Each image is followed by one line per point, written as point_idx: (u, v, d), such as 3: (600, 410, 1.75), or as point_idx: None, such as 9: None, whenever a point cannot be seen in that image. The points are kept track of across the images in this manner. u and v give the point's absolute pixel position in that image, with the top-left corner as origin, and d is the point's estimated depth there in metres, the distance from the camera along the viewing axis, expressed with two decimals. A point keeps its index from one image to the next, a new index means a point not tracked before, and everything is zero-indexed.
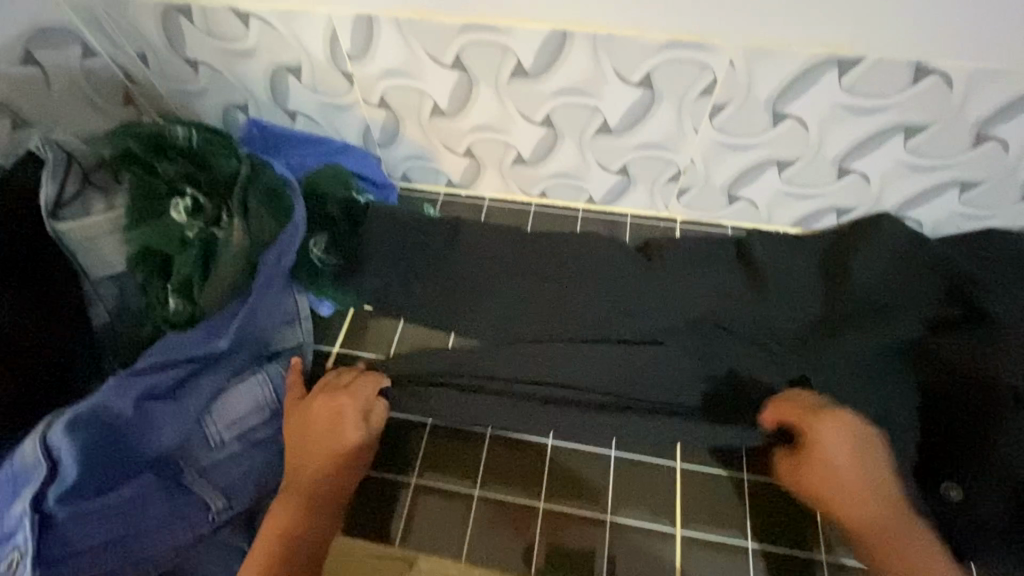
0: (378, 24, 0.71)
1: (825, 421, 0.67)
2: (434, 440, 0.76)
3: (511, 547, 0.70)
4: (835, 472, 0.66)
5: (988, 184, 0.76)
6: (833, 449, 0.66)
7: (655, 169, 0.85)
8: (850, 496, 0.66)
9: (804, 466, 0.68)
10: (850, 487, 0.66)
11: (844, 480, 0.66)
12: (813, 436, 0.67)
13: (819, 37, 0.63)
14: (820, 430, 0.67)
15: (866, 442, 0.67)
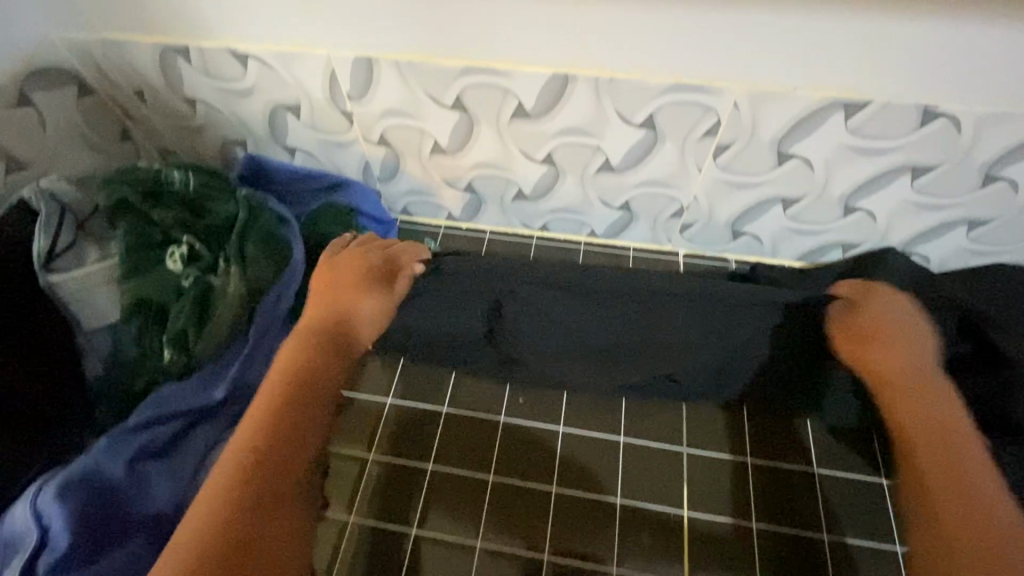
0: (378, 66, 0.70)
1: (880, 294, 0.69)
2: (434, 487, 0.74)
3: None
4: (895, 329, 0.65)
5: (997, 222, 0.75)
6: (892, 320, 0.65)
7: (658, 205, 0.84)
8: (921, 372, 0.60)
9: (862, 341, 0.66)
10: (919, 371, 0.60)
11: (903, 356, 0.62)
12: (880, 309, 0.67)
13: (824, 81, 0.62)
14: (874, 307, 0.67)
15: (918, 326, 0.66)
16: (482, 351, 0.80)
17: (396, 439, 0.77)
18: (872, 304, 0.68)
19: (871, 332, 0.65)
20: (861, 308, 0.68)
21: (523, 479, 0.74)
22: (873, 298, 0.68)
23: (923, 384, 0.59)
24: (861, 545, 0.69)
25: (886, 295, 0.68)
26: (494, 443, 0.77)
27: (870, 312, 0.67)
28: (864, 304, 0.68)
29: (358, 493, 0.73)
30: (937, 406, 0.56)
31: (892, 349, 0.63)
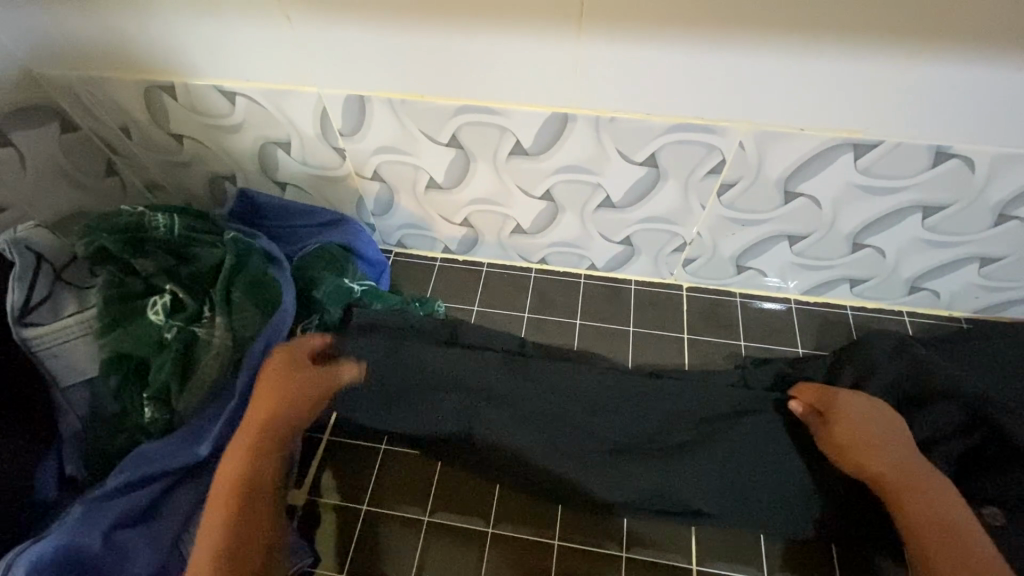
0: (370, 104, 0.68)
1: (847, 394, 0.65)
2: (430, 542, 0.70)
3: None
4: (883, 437, 0.61)
5: (1010, 259, 0.72)
6: (875, 427, 0.62)
7: (660, 240, 0.81)
8: (918, 486, 0.57)
9: (855, 454, 0.61)
10: (920, 485, 0.57)
11: (899, 465, 0.59)
12: (857, 417, 0.63)
13: (831, 123, 0.60)
14: (854, 410, 0.63)
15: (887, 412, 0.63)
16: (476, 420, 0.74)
17: (392, 488, 0.74)
18: (847, 408, 0.63)
19: (862, 445, 0.61)
20: (838, 418, 0.63)
21: (524, 531, 0.71)
22: (844, 398, 0.65)
23: (930, 503, 0.56)
24: None
25: (857, 395, 0.65)
26: (494, 492, 0.73)
27: (850, 421, 0.62)
28: (838, 410, 0.64)
29: (352, 546, 0.70)
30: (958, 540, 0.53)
31: (889, 465, 0.59)
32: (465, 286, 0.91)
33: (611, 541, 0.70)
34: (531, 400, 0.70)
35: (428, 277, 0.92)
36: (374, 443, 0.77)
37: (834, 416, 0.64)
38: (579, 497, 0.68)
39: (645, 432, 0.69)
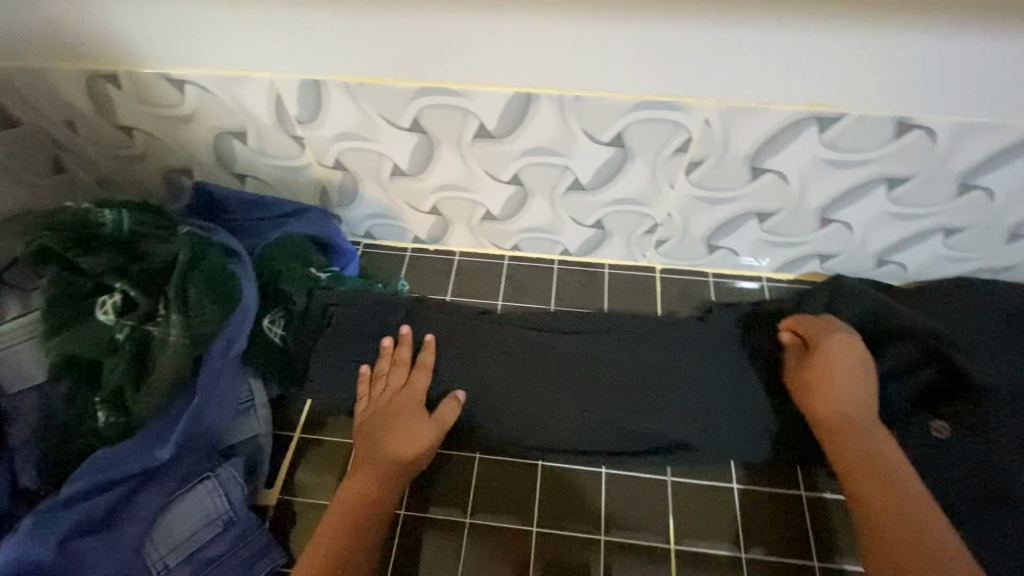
0: (327, 89, 0.66)
1: (829, 330, 0.68)
2: (407, 534, 0.70)
3: None
4: (845, 375, 0.65)
5: (973, 229, 0.73)
6: (849, 373, 0.65)
7: (631, 222, 0.81)
8: (870, 438, 0.62)
9: (822, 395, 0.65)
10: (860, 430, 0.62)
11: (850, 410, 0.64)
12: (839, 361, 0.66)
13: (795, 96, 0.60)
14: (836, 354, 0.66)
15: (869, 361, 0.66)
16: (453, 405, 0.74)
17: None
18: (830, 350, 0.66)
19: (821, 382, 0.65)
20: (818, 359, 0.67)
21: (503, 521, 0.70)
22: (825, 335, 0.68)
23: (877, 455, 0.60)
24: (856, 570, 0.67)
25: (846, 334, 0.67)
26: (472, 481, 0.73)
27: (820, 361, 0.66)
28: (820, 347, 0.67)
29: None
30: (891, 477, 0.58)
31: (852, 417, 0.63)
32: (437, 277, 0.90)
33: (589, 524, 0.70)
34: (506, 368, 0.75)
35: (399, 267, 0.90)
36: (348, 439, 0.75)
37: (815, 356, 0.67)
38: None
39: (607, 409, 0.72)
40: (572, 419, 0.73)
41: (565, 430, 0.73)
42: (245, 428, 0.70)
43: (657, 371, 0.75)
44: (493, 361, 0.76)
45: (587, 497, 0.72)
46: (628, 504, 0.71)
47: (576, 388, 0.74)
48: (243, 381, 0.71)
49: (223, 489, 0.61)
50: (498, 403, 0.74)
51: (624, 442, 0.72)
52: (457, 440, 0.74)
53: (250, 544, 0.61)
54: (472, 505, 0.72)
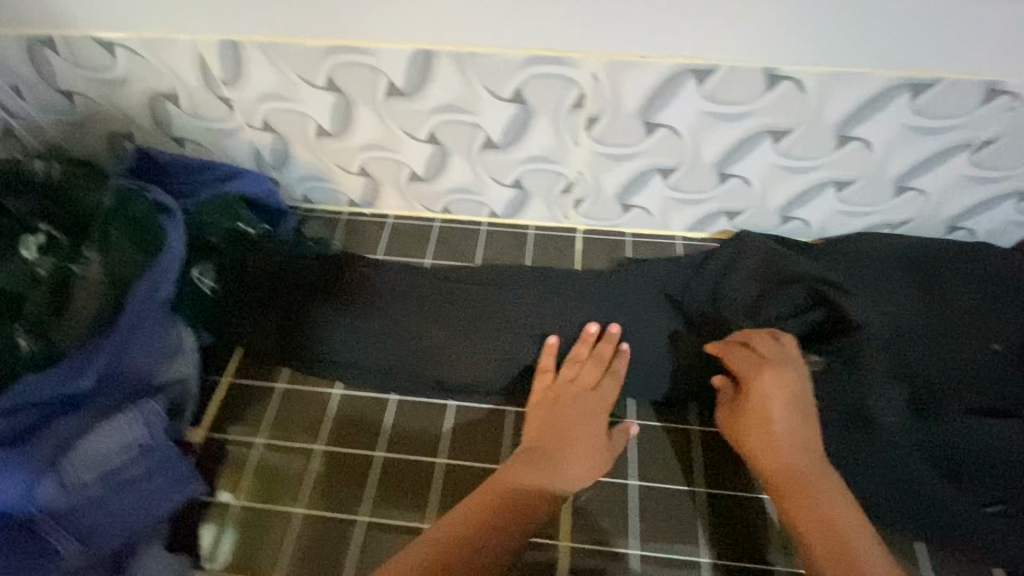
0: (244, 49, 0.71)
1: (754, 363, 0.66)
2: (321, 465, 0.74)
3: None
4: (783, 425, 0.62)
5: (862, 181, 0.77)
6: (784, 415, 0.62)
7: (547, 181, 0.85)
8: (818, 487, 0.57)
9: (758, 445, 0.62)
10: (812, 488, 0.57)
11: (797, 465, 0.59)
12: (766, 403, 0.63)
13: (668, 49, 0.64)
14: (761, 395, 0.64)
15: (805, 403, 0.63)
16: (374, 345, 0.79)
17: (284, 423, 0.77)
18: (759, 394, 0.64)
19: (761, 432, 0.62)
20: (749, 402, 0.64)
21: (412, 454, 0.75)
22: (753, 374, 0.65)
23: (816, 499, 0.57)
24: (735, 495, 0.72)
25: (777, 374, 0.64)
26: (385, 420, 0.77)
27: (755, 409, 0.63)
28: (754, 392, 0.64)
29: (244, 478, 0.73)
30: (835, 524, 0.54)
31: (790, 462, 0.59)
32: (370, 237, 0.94)
33: (493, 456, 0.74)
34: (426, 309, 0.81)
35: (333, 229, 0.95)
36: (270, 381, 0.80)
37: (747, 398, 0.64)
38: None
39: (513, 348, 0.78)
40: (482, 353, 0.79)
41: (470, 367, 0.78)
42: (173, 370, 0.74)
43: (566, 317, 0.80)
44: (411, 306, 0.82)
45: (494, 434, 0.76)
46: None
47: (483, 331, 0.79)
48: (172, 329, 0.75)
49: (142, 419, 0.66)
50: (416, 341, 0.80)
51: (528, 383, 0.78)
52: (374, 382, 0.79)
53: (167, 470, 0.66)
54: (385, 440, 0.76)
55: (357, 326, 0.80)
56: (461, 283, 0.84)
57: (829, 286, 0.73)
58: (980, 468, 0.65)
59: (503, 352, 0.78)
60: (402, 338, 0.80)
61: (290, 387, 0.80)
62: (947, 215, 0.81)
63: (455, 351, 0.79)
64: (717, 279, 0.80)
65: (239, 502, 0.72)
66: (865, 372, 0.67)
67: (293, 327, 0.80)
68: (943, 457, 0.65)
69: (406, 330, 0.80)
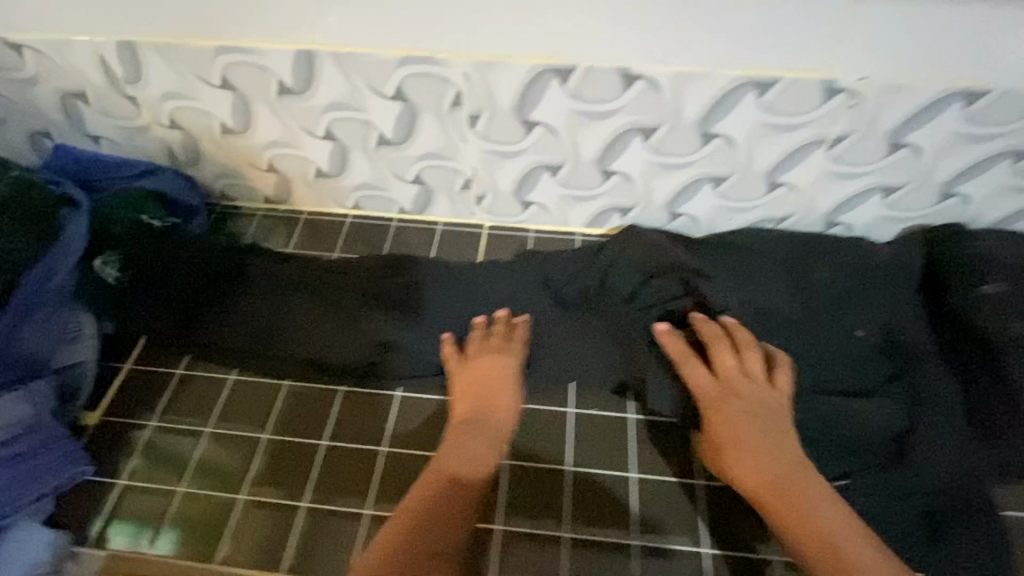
0: (141, 49, 0.75)
1: (702, 379, 0.71)
2: (207, 447, 0.77)
3: (266, 545, 0.70)
4: (745, 437, 0.66)
5: (736, 177, 0.80)
6: (750, 429, 0.67)
7: (446, 177, 0.89)
8: (797, 497, 0.61)
9: (733, 458, 0.66)
10: (797, 497, 0.61)
11: (766, 478, 0.63)
12: (723, 419, 0.68)
13: (529, 50, 0.68)
14: (722, 411, 0.69)
15: (779, 414, 0.68)
16: (270, 332, 0.82)
17: (178, 408, 0.80)
18: (721, 413, 0.68)
19: (732, 449, 0.66)
20: (712, 421, 0.69)
21: (296, 437, 0.77)
22: (710, 393, 0.70)
23: (809, 508, 0.60)
24: (604, 472, 0.74)
25: (729, 393, 0.70)
26: (275, 405, 0.80)
27: (722, 424, 0.68)
28: (715, 411, 0.69)
29: (131, 460, 0.76)
30: (812, 519, 0.59)
31: (767, 476, 0.63)
32: (282, 233, 0.98)
33: (374, 438, 0.77)
34: (322, 297, 0.85)
35: (248, 225, 0.98)
36: (171, 368, 0.83)
37: (711, 416, 0.69)
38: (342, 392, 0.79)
39: (401, 334, 0.81)
40: (371, 338, 0.82)
41: (359, 352, 0.81)
42: (71, 355, 0.78)
43: (456, 307, 0.83)
44: (308, 293, 0.85)
45: (378, 419, 0.79)
46: (414, 426, 0.78)
47: (376, 315, 0.83)
48: (73, 317, 0.79)
49: (28, 399, 0.71)
50: (309, 326, 0.83)
51: (413, 369, 0.80)
52: (268, 368, 0.82)
53: (53, 449, 0.71)
54: (272, 425, 0.78)
55: (254, 312, 0.83)
56: (359, 272, 0.88)
57: (695, 276, 0.79)
58: (824, 441, 0.69)
59: (391, 338, 0.81)
60: (296, 324, 0.83)
61: (187, 373, 0.82)
62: (821, 211, 0.85)
63: (347, 339, 0.82)
64: (604, 269, 0.83)
65: (123, 484, 0.74)
66: (726, 350, 0.73)
67: (194, 314, 0.83)
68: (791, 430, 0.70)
69: (301, 316, 0.83)
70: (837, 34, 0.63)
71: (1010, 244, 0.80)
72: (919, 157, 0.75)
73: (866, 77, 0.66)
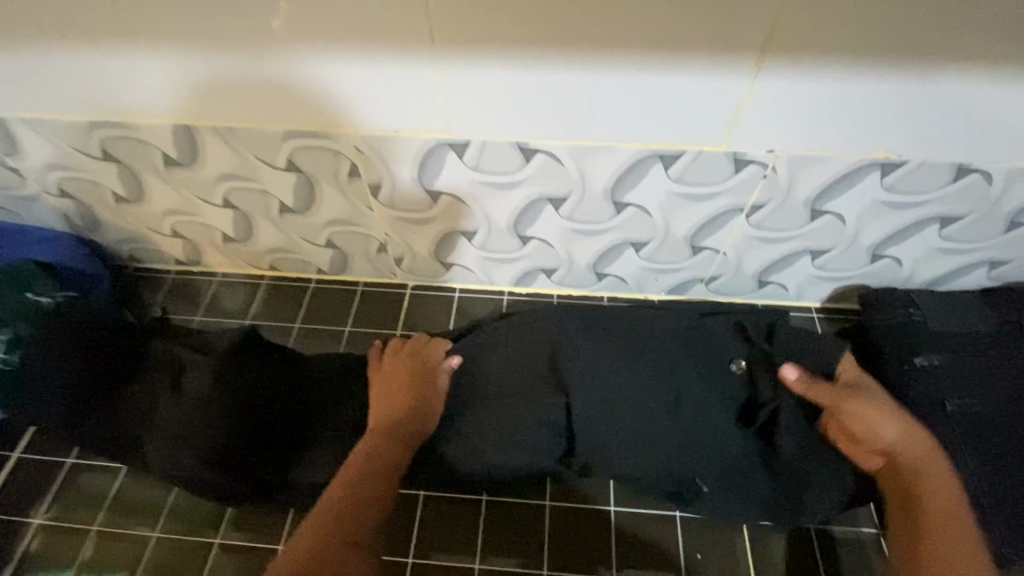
0: (14, 125, 0.71)
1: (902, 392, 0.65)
2: (93, 548, 0.74)
3: None
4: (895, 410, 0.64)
5: (656, 242, 0.77)
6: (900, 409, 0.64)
7: (358, 242, 0.84)
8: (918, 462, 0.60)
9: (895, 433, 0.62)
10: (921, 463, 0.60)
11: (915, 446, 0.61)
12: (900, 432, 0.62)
13: (419, 124, 0.64)
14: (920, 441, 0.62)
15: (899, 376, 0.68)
16: (142, 422, 0.73)
17: (68, 501, 0.77)
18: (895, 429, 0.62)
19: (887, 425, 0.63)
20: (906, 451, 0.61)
21: (188, 534, 0.74)
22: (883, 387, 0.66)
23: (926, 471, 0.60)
24: (512, 569, 0.70)
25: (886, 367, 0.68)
26: (167, 500, 0.76)
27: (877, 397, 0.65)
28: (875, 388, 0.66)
29: (13, 560, 0.73)
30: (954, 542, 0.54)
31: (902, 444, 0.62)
32: (194, 298, 0.93)
33: (270, 535, 0.74)
34: (179, 389, 0.71)
35: (157, 291, 0.94)
36: (61, 457, 0.80)
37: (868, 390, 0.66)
38: (232, 498, 0.71)
39: (289, 428, 0.71)
40: (242, 441, 0.67)
41: (223, 458, 0.66)
42: None
43: (339, 382, 0.76)
44: (173, 385, 0.72)
45: (275, 515, 0.75)
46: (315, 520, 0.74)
47: (240, 407, 0.68)
48: None
49: None
50: (163, 422, 0.68)
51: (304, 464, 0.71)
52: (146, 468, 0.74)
53: None
54: (162, 522, 0.75)
55: (125, 401, 0.74)
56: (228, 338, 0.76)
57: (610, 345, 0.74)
58: (765, 496, 0.64)
59: (264, 441, 0.69)
60: (154, 423, 0.69)
61: (82, 463, 0.80)
62: (751, 271, 0.81)
63: (200, 458, 0.66)
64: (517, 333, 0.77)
65: None
66: (613, 354, 0.69)
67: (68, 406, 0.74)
68: (763, 457, 0.64)
69: (161, 411, 0.69)
70: (739, 109, 0.58)
71: (946, 306, 0.76)
72: (843, 223, 0.71)
73: (775, 149, 0.62)
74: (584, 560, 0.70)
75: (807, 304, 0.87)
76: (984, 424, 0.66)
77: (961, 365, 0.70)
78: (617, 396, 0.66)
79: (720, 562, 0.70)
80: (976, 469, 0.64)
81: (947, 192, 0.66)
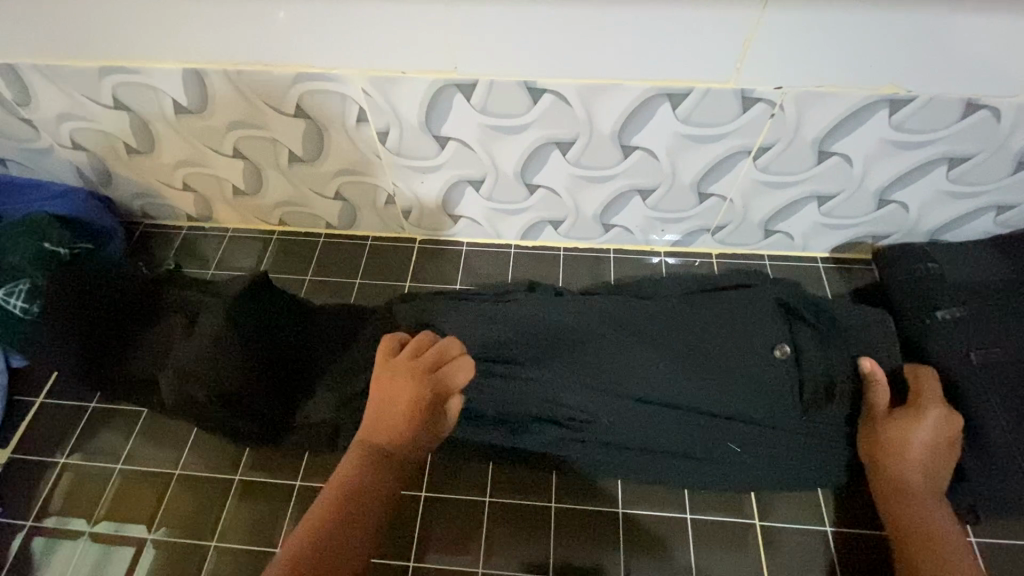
0: (26, 72, 0.71)
1: (909, 428, 0.59)
2: (118, 486, 0.77)
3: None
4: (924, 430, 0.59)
5: (663, 188, 0.77)
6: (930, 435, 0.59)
7: (366, 193, 0.85)
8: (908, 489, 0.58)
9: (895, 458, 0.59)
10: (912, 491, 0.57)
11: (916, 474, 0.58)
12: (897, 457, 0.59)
13: (427, 65, 0.64)
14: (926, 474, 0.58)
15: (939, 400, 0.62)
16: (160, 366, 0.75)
17: (91, 443, 0.80)
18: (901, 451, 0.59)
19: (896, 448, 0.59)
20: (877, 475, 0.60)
21: (209, 472, 0.77)
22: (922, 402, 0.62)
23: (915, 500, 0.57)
24: (522, 503, 0.72)
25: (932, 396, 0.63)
26: (187, 441, 0.79)
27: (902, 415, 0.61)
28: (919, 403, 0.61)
29: (42, 497, 0.76)
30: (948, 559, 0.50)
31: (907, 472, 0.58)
32: (205, 253, 0.95)
33: (286, 473, 0.76)
34: (191, 329, 0.72)
35: (170, 246, 0.96)
36: (83, 402, 0.83)
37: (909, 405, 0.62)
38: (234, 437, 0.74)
39: (295, 374, 0.74)
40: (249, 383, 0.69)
41: (230, 397, 0.68)
42: None
43: (346, 335, 0.79)
44: (185, 327, 0.74)
45: (291, 455, 0.77)
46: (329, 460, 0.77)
47: (249, 348, 0.70)
48: None
49: None
50: (173, 358, 0.69)
51: (316, 403, 0.73)
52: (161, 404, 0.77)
53: None
54: (183, 462, 0.78)
55: (141, 344, 0.76)
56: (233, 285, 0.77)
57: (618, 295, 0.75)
58: (754, 434, 0.65)
59: (271, 384, 0.71)
60: (167, 361, 0.72)
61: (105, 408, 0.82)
62: (758, 219, 0.81)
63: (207, 397, 0.68)
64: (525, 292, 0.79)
65: (30, 523, 0.75)
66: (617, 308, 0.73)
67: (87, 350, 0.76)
68: (759, 392, 0.65)
69: (174, 349, 0.72)
70: (748, 41, 0.58)
71: (951, 254, 0.77)
72: (850, 165, 0.71)
73: (783, 86, 0.62)
74: (590, 494, 0.73)
75: (813, 254, 0.87)
76: (987, 362, 0.67)
77: (976, 312, 0.70)
78: (616, 344, 0.69)
79: (723, 498, 0.72)
80: (980, 408, 0.65)
81: (956, 129, 0.66)
